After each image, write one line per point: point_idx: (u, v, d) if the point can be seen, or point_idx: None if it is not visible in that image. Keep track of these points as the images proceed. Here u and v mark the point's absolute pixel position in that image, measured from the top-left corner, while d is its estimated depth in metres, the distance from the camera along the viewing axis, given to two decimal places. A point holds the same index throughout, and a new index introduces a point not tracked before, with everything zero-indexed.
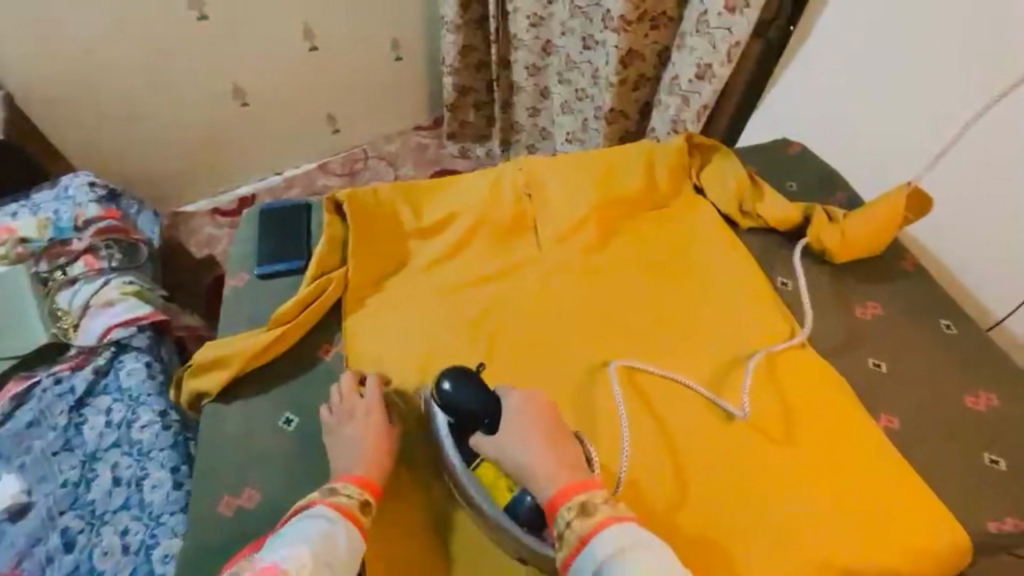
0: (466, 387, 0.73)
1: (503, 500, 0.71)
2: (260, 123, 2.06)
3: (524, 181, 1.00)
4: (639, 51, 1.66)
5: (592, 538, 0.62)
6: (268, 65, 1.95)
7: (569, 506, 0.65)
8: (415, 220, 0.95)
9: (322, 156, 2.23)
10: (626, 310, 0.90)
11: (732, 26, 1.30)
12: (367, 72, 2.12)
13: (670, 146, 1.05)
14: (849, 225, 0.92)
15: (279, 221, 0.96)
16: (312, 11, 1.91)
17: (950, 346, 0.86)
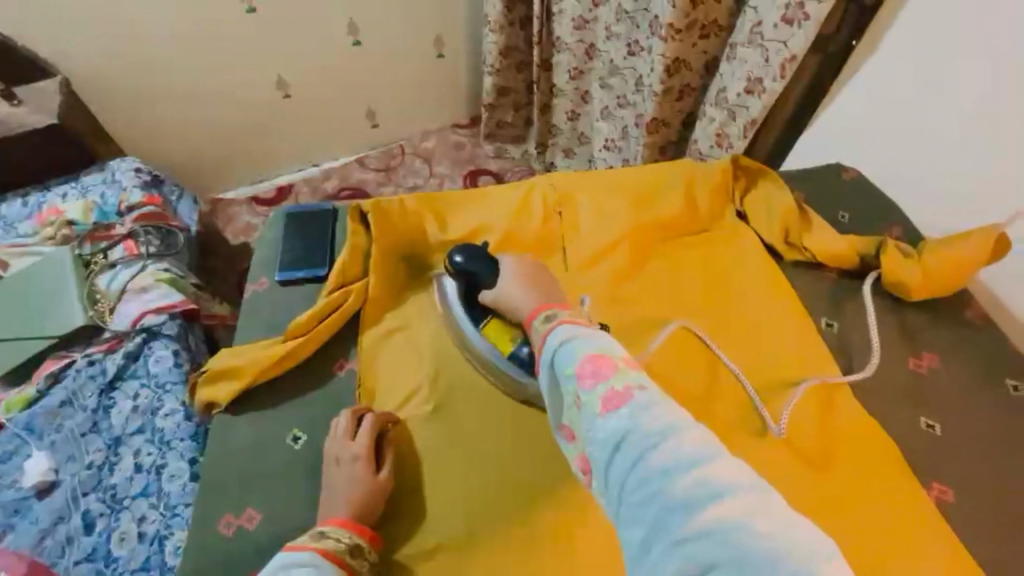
0: (473, 259, 0.81)
1: (505, 348, 0.78)
2: (301, 116, 2.08)
3: (556, 198, 0.96)
4: (686, 60, 1.59)
5: (551, 331, 0.61)
6: (311, 58, 1.97)
7: (542, 314, 0.67)
8: (439, 235, 0.92)
9: (359, 150, 2.24)
10: (658, 323, 0.86)
11: (789, 39, 1.22)
12: (408, 69, 2.11)
13: (713, 168, 0.98)
14: (930, 262, 0.84)
15: (303, 225, 0.95)
16: (357, 5, 1.90)
17: (1015, 410, 0.77)
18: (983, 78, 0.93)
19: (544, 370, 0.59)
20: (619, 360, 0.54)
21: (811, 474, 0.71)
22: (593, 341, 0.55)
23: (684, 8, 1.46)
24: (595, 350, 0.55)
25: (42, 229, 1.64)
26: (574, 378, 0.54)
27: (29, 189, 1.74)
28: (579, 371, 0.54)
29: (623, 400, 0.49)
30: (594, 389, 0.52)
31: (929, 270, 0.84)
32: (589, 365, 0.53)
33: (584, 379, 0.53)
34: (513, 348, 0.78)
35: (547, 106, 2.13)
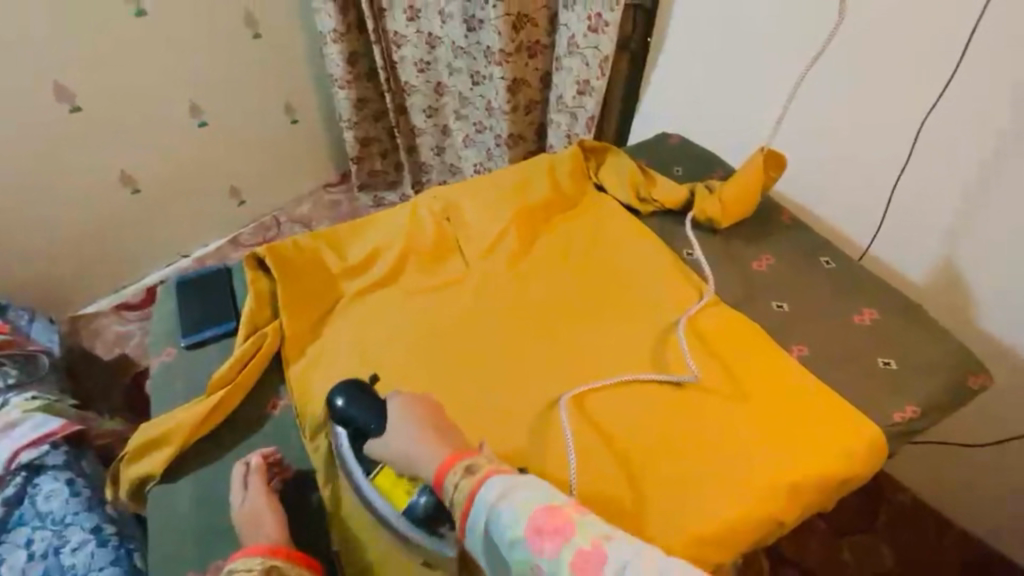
0: (358, 400, 0.74)
1: (400, 502, 0.71)
2: (157, 207, 1.98)
3: (441, 207, 1.05)
4: (523, 78, 1.80)
5: (478, 489, 0.62)
6: (155, 146, 1.89)
7: (454, 472, 0.64)
8: (341, 263, 0.96)
9: (231, 230, 2.18)
10: (558, 297, 0.97)
11: (598, 45, 1.48)
12: (266, 138, 2.11)
13: (566, 155, 1.16)
14: (725, 193, 1.05)
15: (198, 290, 0.94)
16: (195, 86, 1.88)
17: (832, 278, 0.99)
18: (739, 39, 1.25)
19: (476, 535, 0.62)
20: (567, 510, 0.60)
21: (708, 391, 0.84)
22: (539, 498, 0.60)
23: (508, 34, 1.67)
24: (540, 502, 0.60)
25: None
26: (532, 547, 0.58)
27: None
28: (540, 542, 0.58)
29: (597, 564, 0.56)
30: (557, 557, 0.58)
31: (725, 201, 1.05)
32: (540, 522, 0.59)
33: (543, 547, 0.58)
34: (411, 501, 0.70)
35: (412, 147, 2.25)
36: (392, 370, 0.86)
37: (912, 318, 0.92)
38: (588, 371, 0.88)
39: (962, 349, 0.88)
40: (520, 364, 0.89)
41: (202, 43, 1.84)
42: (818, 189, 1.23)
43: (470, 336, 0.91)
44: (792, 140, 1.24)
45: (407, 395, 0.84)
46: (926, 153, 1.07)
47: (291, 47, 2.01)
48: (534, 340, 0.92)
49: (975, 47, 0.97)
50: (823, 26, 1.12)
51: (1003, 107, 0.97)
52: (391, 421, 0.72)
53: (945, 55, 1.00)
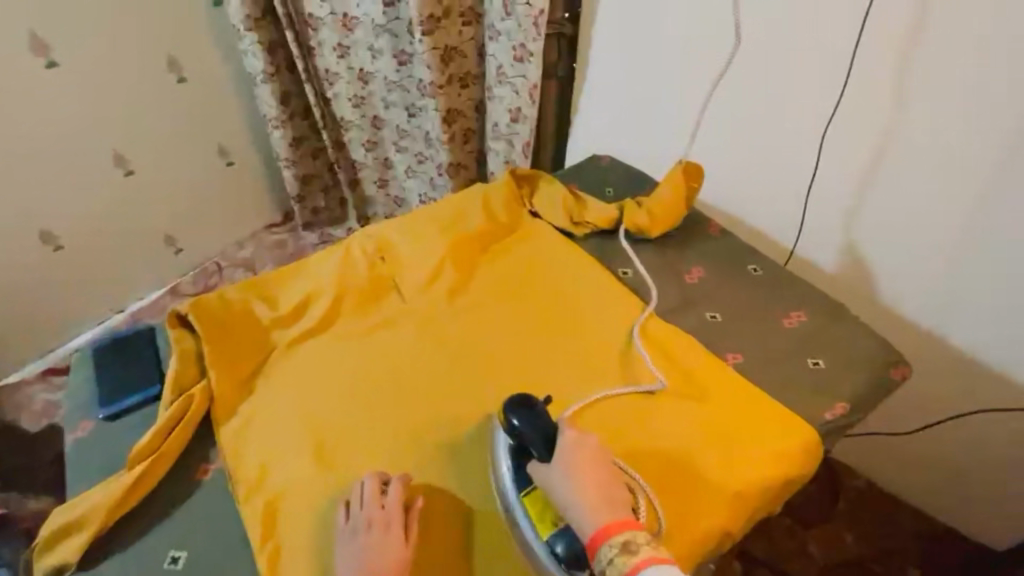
0: (531, 422, 0.75)
1: (545, 534, 0.71)
2: (85, 262, 1.89)
3: (375, 245, 1.04)
4: (457, 109, 1.82)
5: (639, 573, 0.62)
6: (76, 201, 1.80)
7: (612, 544, 0.64)
8: (273, 312, 0.93)
9: (169, 280, 2.09)
10: (499, 326, 0.97)
11: (525, 73, 1.54)
12: (200, 183, 2.04)
13: (499, 184, 1.17)
14: (651, 205, 1.10)
15: (118, 354, 0.89)
16: (118, 135, 1.82)
17: (761, 284, 1.03)
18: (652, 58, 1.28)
19: None
20: None
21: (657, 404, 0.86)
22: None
23: (438, 67, 1.70)
24: None
25: None
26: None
27: None
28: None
29: None
30: None
31: (653, 212, 1.09)
32: None
33: None
34: (553, 539, 0.70)
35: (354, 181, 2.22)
36: (335, 416, 0.83)
37: (834, 314, 0.97)
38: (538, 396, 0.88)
39: (880, 340, 0.93)
40: (469, 397, 0.88)
41: (123, 92, 1.78)
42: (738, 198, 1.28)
43: (415, 373, 0.90)
44: (706, 154, 1.30)
45: (352, 440, 0.81)
46: (832, 157, 1.13)
47: (220, 90, 1.97)
48: (482, 371, 0.91)
49: (860, 57, 1.03)
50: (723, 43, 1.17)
51: (893, 109, 1.04)
52: (564, 457, 0.72)
53: (835, 65, 1.06)
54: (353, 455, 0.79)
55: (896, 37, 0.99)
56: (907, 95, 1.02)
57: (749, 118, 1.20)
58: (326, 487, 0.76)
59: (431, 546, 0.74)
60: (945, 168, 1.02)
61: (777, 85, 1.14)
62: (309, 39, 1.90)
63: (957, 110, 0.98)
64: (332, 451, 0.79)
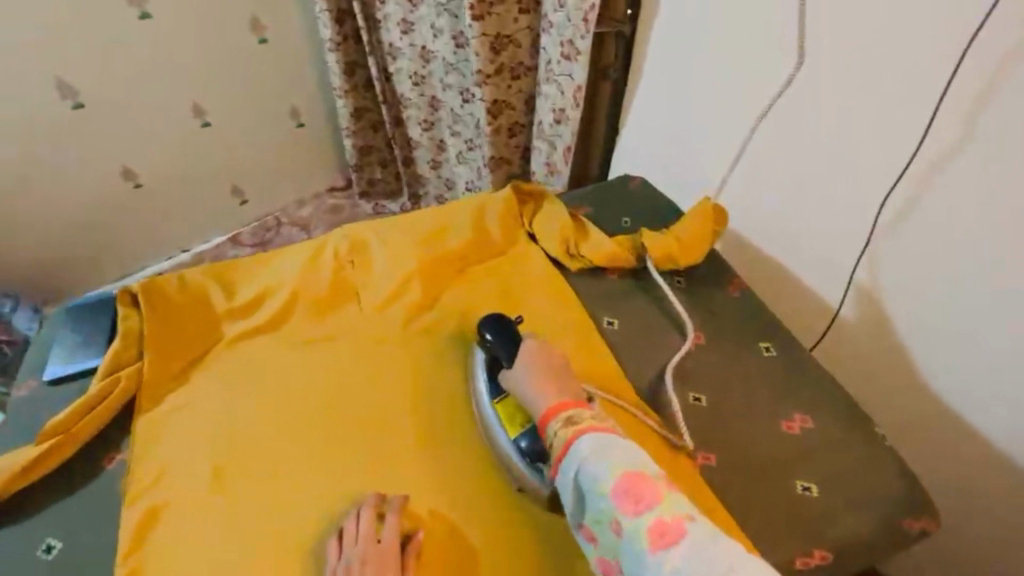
0: (501, 334, 0.83)
1: (512, 432, 0.79)
2: (158, 204, 1.94)
3: (348, 247, 0.98)
4: (506, 101, 1.70)
5: (577, 441, 0.69)
6: (152, 145, 1.84)
7: (557, 421, 0.72)
8: (227, 303, 0.91)
9: (232, 228, 2.12)
10: (450, 363, 0.89)
11: (573, 73, 1.40)
12: (269, 142, 2.05)
13: (500, 197, 1.06)
14: (679, 231, 0.97)
15: (81, 319, 0.92)
16: (197, 86, 1.83)
17: (771, 370, 0.86)
18: (700, 73, 1.08)
19: (567, 482, 0.68)
20: (656, 481, 0.64)
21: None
22: (624, 465, 0.65)
23: (487, 56, 1.59)
24: (630, 469, 0.65)
25: None
26: (610, 505, 0.64)
27: None
28: (618, 499, 0.64)
29: (676, 535, 0.60)
30: (637, 519, 0.62)
31: (679, 239, 0.97)
32: (626, 486, 0.64)
33: (627, 506, 0.63)
34: (520, 435, 0.78)
35: (410, 159, 2.14)
36: (251, 429, 0.81)
37: (848, 426, 0.79)
38: (462, 452, 0.82)
39: (909, 483, 0.74)
40: (392, 435, 0.82)
41: (207, 47, 1.80)
42: (772, 244, 1.08)
43: (346, 398, 0.85)
44: (748, 191, 1.08)
45: (260, 457, 0.78)
46: (891, 228, 0.90)
47: (298, 54, 1.95)
48: (414, 409, 0.85)
49: (946, 110, 0.80)
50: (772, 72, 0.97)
51: (981, 182, 0.79)
52: (523, 359, 0.79)
53: (911, 114, 0.83)
54: (255, 475, 0.77)
55: (1000, 90, 0.74)
56: (1002, 166, 0.77)
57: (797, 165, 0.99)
58: (217, 505, 0.74)
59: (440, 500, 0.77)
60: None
61: (841, 131, 0.91)
62: (377, 11, 1.82)
63: None
64: (236, 467, 0.77)
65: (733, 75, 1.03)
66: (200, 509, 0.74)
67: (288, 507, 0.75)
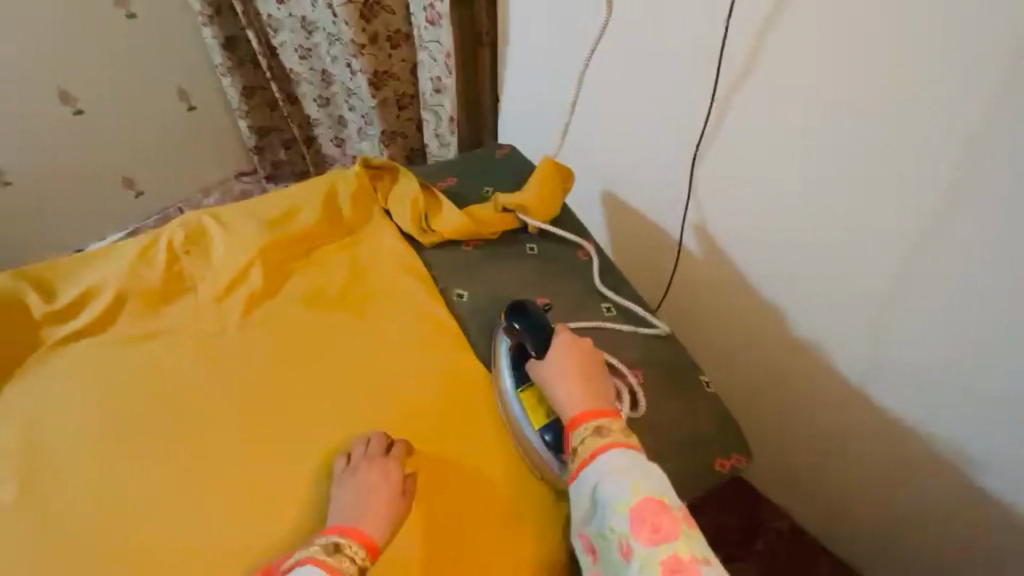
0: (529, 322, 0.79)
1: (537, 423, 0.76)
2: (35, 199, 1.76)
3: (184, 237, 0.93)
4: (388, 71, 1.62)
5: (601, 454, 0.67)
6: (12, 136, 1.66)
7: (585, 428, 0.69)
8: (45, 306, 0.85)
9: (127, 222, 1.95)
10: (296, 335, 0.87)
11: (440, 39, 1.35)
12: (156, 129, 1.86)
13: (350, 175, 1.03)
14: (531, 193, 0.99)
15: None
16: (63, 69, 1.64)
17: (617, 331, 0.88)
18: (553, 34, 1.13)
19: (583, 492, 0.67)
20: (677, 518, 0.62)
21: (477, 457, 0.78)
22: (643, 495, 0.63)
23: (358, 24, 1.50)
24: (653, 500, 0.63)
25: None
26: (624, 523, 0.63)
27: None
28: (632, 523, 0.62)
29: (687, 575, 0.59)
30: (649, 550, 0.61)
31: (533, 196, 0.99)
32: (648, 515, 0.62)
33: (641, 534, 0.62)
34: (546, 426, 0.76)
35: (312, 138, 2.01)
36: (97, 470, 0.74)
37: (676, 376, 0.83)
38: (318, 443, 0.78)
39: (726, 419, 0.80)
40: (269, 438, 0.78)
41: (62, 21, 1.59)
42: (638, 193, 1.15)
43: (206, 412, 0.80)
44: (612, 147, 1.15)
45: (86, 465, 0.75)
46: (708, 178, 1.01)
47: (174, 31, 1.74)
48: (277, 407, 0.81)
49: (724, 69, 0.90)
50: (594, 37, 1.06)
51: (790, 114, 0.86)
52: (556, 352, 0.76)
53: (712, 76, 0.92)
54: (125, 513, 0.72)
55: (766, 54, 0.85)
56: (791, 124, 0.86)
57: (646, 130, 1.06)
58: (39, 529, 0.70)
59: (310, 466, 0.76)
60: (828, 206, 0.88)
61: (677, 92, 0.98)
62: None
63: (822, 110, 0.82)
64: (54, 494, 0.73)
65: (581, 34, 1.08)
66: (7, 556, 0.69)
67: (129, 505, 0.72)
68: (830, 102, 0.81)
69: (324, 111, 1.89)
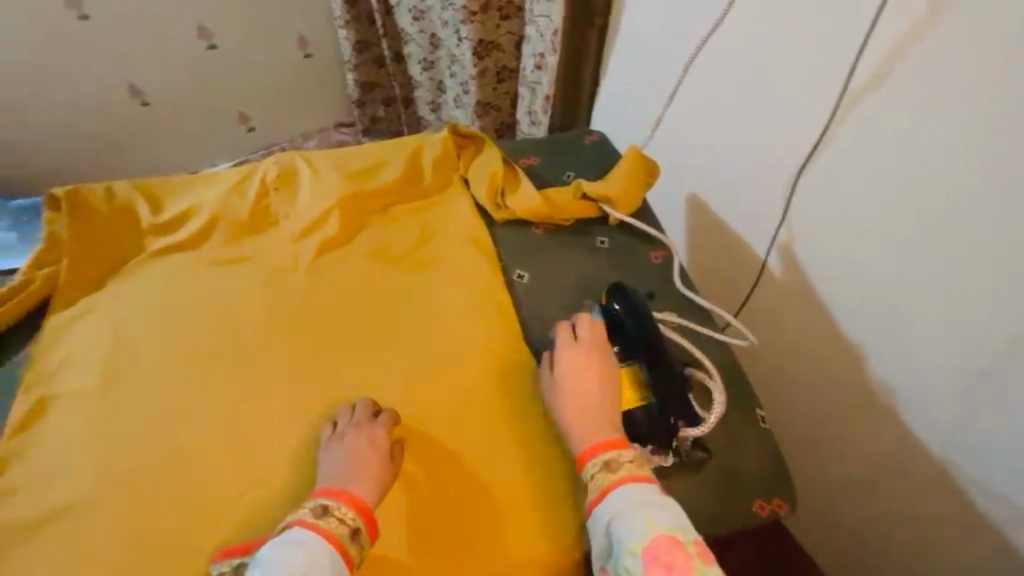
0: (627, 301, 0.74)
1: (621, 408, 0.69)
2: (164, 122, 1.94)
3: (276, 176, 0.99)
4: (494, 42, 1.61)
5: (610, 491, 0.62)
6: (153, 62, 1.82)
7: (592, 464, 0.64)
8: (151, 219, 0.94)
9: (235, 155, 2.10)
10: (350, 285, 0.90)
11: (550, 14, 1.32)
12: (273, 72, 1.98)
13: (437, 139, 1.04)
14: (614, 183, 0.96)
15: None
16: (203, 6, 1.78)
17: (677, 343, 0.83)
18: (667, 22, 1.06)
19: (596, 524, 0.62)
20: (692, 552, 0.58)
21: (488, 444, 0.76)
22: (656, 535, 0.58)
23: None
24: (667, 533, 0.58)
25: None
26: (638, 563, 0.57)
27: None
28: (647, 562, 0.57)
29: None
30: None
31: (616, 186, 0.96)
32: (662, 550, 0.57)
33: (656, 573, 0.56)
34: (632, 413, 0.69)
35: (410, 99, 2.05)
36: (167, 372, 0.81)
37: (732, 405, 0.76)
38: (356, 389, 0.81)
39: (779, 461, 0.73)
40: (322, 377, 0.81)
41: None
42: (729, 203, 1.07)
43: (266, 342, 0.84)
44: (710, 149, 1.07)
45: (155, 362, 0.82)
46: (809, 197, 0.91)
47: None
48: (329, 351, 0.84)
49: (856, 76, 0.81)
50: (709, 26, 0.99)
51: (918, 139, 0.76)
52: (561, 369, 0.70)
53: (836, 86, 0.84)
54: (189, 418, 0.78)
55: (905, 70, 0.75)
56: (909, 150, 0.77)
57: (750, 137, 0.98)
58: (108, 410, 0.78)
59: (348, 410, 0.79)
60: (948, 252, 0.76)
61: (795, 102, 0.89)
62: None
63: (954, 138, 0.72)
64: (128, 383, 0.80)
65: (698, 24, 1.01)
66: (82, 434, 0.76)
67: (183, 407, 0.79)
68: (985, 134, 0.69)
69: (426, 75, 1.92)
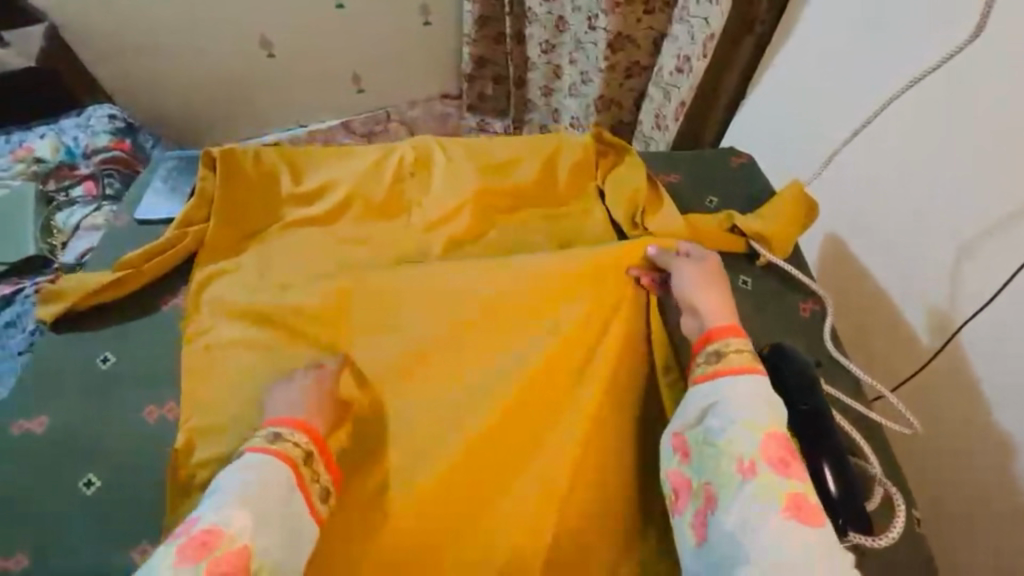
0: (788, 368, 0.67)
1: None
2: (284, 76, 1.98)
3: (413, 160, 0.98)
4: (630, 36, 1.47)
5: (748, 364, 0.66)
6: (287, 17, 1.87)
7: (736, 339, 0.69)
8: (292, 188, 0.96)
9: (345, 114, 2.11)
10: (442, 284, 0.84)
11: (710, 17, 1.13)
12: (396, 38, 1.99)
13: (578, 143, 0.99)
14: (770, 222, 0.88)
15: (185, 167, 1.05)
16: None
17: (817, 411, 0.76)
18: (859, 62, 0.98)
19: (709, 398, 0.65)
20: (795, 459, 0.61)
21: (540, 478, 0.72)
22: (776, 427, 0.61)
23: None
24: (777, 430, 0.62)
25: (13, 165, 1.62)
26: (754, 444, 0.60)
27: (12, 128, 1.73)
28: (765, 445, 0.60)
29: (811, 513, 0.56)
30: (775, 477, 0.58)
31: (774, 225, 0.88)
32: (775, 445, 0.60)
33: (768, 454, 0.60)
34: None
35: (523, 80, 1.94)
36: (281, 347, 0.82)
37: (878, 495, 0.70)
38: (445, 396, 0.78)
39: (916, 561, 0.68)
40: (416, 377, 0.79)
41: None
42: (887, 258, 0.97)
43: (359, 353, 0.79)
44: (878, 198, 0.97)
45: (269, 334, 0.83)
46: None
47: None
48: (431, 375, 0.79)
49: None
50: (931, 63, 0.87)
51: None
52: (706, 274, 0.77)
53: None
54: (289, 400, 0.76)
55: None
56: None
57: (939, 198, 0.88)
58: (236, 374, 0.80)
59: (438, 417, 0.76)
60: None
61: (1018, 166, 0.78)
62: None
63: None
64: (257, 350, 0.82)
65: (891, 70, 0.93)
66: (216, 395, 0.79)
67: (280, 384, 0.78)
68: None
69: (543, 57, 1.80)
